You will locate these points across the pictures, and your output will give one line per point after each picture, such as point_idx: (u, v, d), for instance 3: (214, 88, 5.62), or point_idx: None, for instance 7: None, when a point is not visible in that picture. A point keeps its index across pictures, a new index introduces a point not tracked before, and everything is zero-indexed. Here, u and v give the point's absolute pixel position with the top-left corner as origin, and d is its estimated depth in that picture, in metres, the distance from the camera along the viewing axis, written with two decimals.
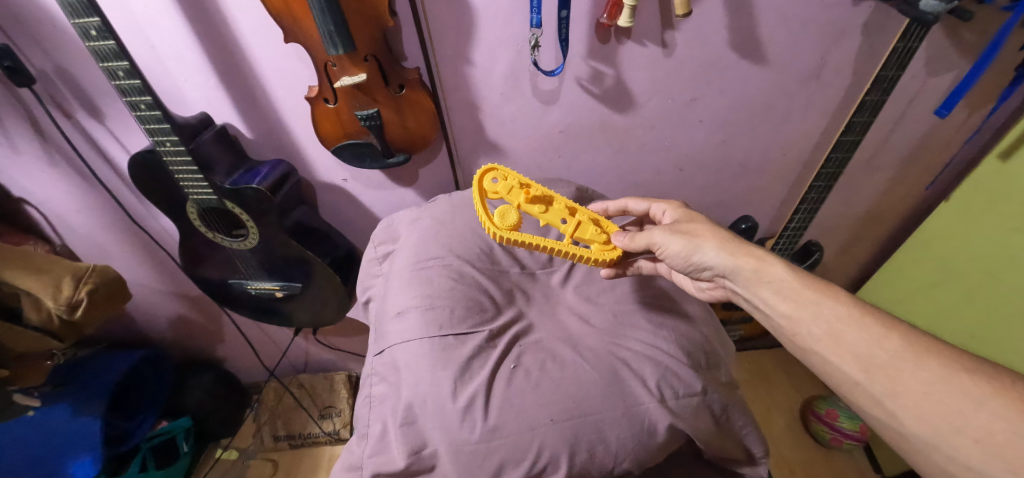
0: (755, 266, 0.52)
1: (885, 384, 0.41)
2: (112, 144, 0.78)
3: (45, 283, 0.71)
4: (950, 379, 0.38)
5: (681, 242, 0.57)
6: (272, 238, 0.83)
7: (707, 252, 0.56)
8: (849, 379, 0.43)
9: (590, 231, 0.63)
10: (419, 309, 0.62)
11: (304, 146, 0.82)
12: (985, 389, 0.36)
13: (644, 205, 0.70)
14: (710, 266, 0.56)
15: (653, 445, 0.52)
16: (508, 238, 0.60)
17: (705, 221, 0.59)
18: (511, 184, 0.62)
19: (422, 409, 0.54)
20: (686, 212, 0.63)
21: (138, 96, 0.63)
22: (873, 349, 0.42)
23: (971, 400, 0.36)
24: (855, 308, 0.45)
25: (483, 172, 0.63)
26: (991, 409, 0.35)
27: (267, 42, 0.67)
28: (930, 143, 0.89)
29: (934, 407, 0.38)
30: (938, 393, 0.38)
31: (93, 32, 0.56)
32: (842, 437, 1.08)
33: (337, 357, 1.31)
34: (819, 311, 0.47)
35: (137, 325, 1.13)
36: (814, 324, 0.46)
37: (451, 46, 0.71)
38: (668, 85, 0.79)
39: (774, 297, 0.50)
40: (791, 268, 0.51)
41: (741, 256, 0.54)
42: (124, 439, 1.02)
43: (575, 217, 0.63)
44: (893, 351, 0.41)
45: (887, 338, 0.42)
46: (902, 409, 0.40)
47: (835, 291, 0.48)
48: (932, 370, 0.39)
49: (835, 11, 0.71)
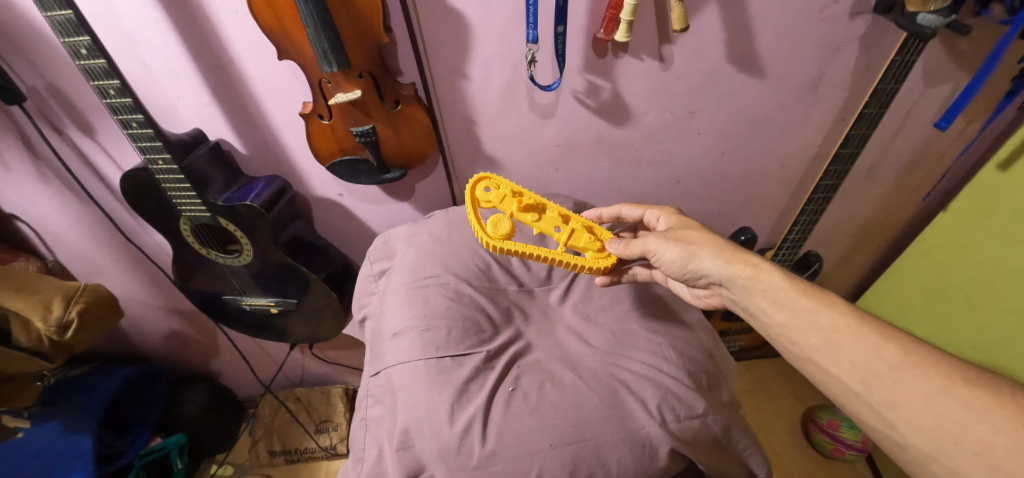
0: (751, 274, 0.51)
1: (884, 395, 0.40)
2: (104, 160, 0.77)
3: (35, 303, 0.70)
4: (950, 389, 0.37)
5: (676, 250, 0.57)
6: (267, 254, 0.82)
7: (703, 259, 0.55)
8: (847, 390, 0.42)
9: (584, 238, 0.62)
10: (415, 330, 0.61)
11: (298, 161, 0.81)
12: (985, 400, 0.35)
13: (638, 211, 0.69)
14: (707, 274, 0.55)
15: (654, 470, 0.51)
16: (501, 247, 0.59)
17: (701, 228, 0.59)
18: (504, 193, 0.62)
19: (419, 433, 0.53)
20: (681, 219, 0.62)
21: (129, 114, 0.62)
22: (871, 359, 0.41)
23: (971, 411, 0.35)
24: (853, 318, 0.44)
25: (475, 181, 0.63)
26: (991, 421, 0.34)
27: (260, 57, 0.66)
28: (928, 154, 0.89)
29: (933, 418, 0.37)
30: (937, 404, 0.37)
31: (83, 51, 0.55)
32: (844, 447, 1.08)
33: (334, 370, 1.29)
34: (817, 320, 0.45)
35: (131, 340, 1.11)
36: (813, 333, 0.45)
37: (447, 61, 0.70)
38: (665, 98, 0.78)
39: (771, 306, 0.49)
40: (789, 276, 0.50)
41: (738, 263, 0.52)
42: (114, 458, 0.99)
43: (568, 225, 0.62)
44: (892, 360, 0.40)
45: (885, 347, 0.41)
46: (902, 420, 0.38)
47: (833, 300, 0.47)
48: (931, 380, 0.38)
49: (833, 25, 0.70)
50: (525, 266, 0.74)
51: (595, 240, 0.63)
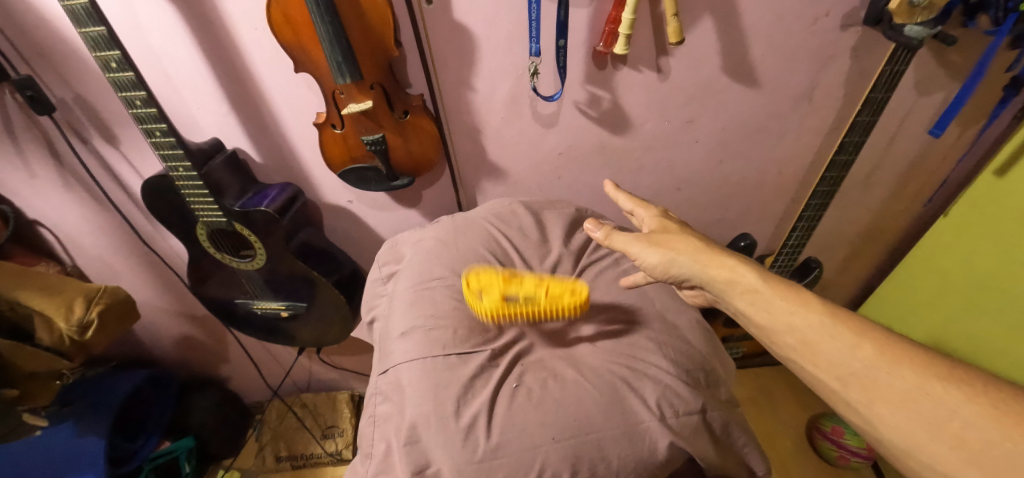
0: (728, 277, 0.52)
1: (860, 393, 0.41)
2: (125, 168, 0.81)
3: (58, 304, 0.73)
4: (923, 386, 0.38)
5: (657, 255, 0.57)
6: (278, 258, 0.85)
7: (682, 264, 0.55)
8: (826, 387, 0.44)
9: (557, 287, 0.66)
10: (422, 329, 0.63)
11: (310, 169, 0.84)
12: (957, 396, 0.37)
13: (628, 205, 0.65)
14: (687, 277, 0.56)
15: (654, 464, 0.52)
16: (496, 314, 0.63)
17: (680, 231, 0.59)
18: (489, 274, 0.67)
19: (426, 428, 0.55)
20: (661, 222, 0.61)
21: (153, 124, 0.66)
22: (846, 358, 0.42)
23: (944, 407, 0.37)
24: (827, 317, 0.45)
25: (465, 277, 0.68)
26: (964, 417, 0.36)
27: (276, 70, 0.70)
28: (924, 161, 0.90)
29: (908, 415, 0.38)
30: (912, 401, 0.38)
31: (113, 64, 0.59)
32: (848, 455, 1.07)
33: (340, 376, 1.31)
34: (793, 321, 0.46)
35: (144, 344, 1.14)
36: (789, 334, 0.46)
37: (453, 73, 0.74)
38: (665, 107, 0.81)
39: (747, 307, 0.50)
40: (763, 275, 0.51)
41: (713, 267, 0.53)
42: (125, 460, 1.01)
43: (543, 280, 0.67)
44: (866, 359, 0.41)
45: (860, 345, 0.42)
46: (877, 416, 0.40)
47: (806, 298, 0.48)
48: (905, 377, 0.39)
49: (824, 37, 0.73)
50: (528, 267, 0.76)
51: (567, 287, 0.67)
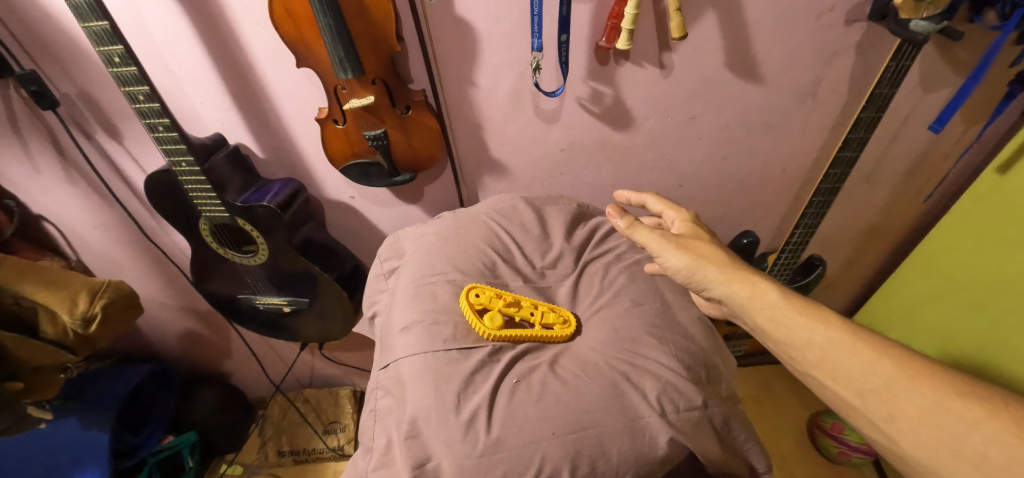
0: (749, 292, 0.51)
1: (881, 409, 0.42)
2: (129, 163, 0.81)
3: (62, 297, 0.74)
4: (944, 402, 0.39)
5: (683, 259, 0.56)
6: (280, 254, 0.85)
7: (707, 274, 0.54)
8: (845, 403, 0.45)
9: (551, 315, 0.67)
10: (423, 324, 0.64)
11: (312, 165, 0.85)
12: (978, 412, 0.38)
13: (660, 206, 0.67)
14: (708, 288, 0.55)
15: (654, 460, 0.52)
16: (497, 336, 0.62)
17: (710, 242, 0.58)
18: (490, 294, 0.66)
19: (426, 423, 0.55)
20: (693, 228, 0.61)
21: (156, 118, 0.66)
22: (865, 374, 0.43)
23: (965, 423, 0.38)
24: (846, 334, 0.45)
25: (466, 291, 0.66)
26: (986, 433, 0.37)
27: (279, 66, 0.70)
28: (929, 158, 0.90)
29: (930, 431, 0.39)
30: (934, 417, 0.39)
31: (116, 58, 0.59)
32: (849, 451, 1.07)
33: (342, 371, 1.32)
34: (811, 337, 0.47)
35: (147, 339, 1.14)
36: (809, 350, 0.46)
37: (455, 68, 0.73)
38: (667, 104, 0.81)
39: (766, 323, 0.50)
40: (784, 292, 0.50)
41: (736, 281, 0.52)
42: (131, 453, 1.04)
43: (539, 305, 0.67)
44: (886, 375, 0.42)
45: (879, 361, 0.43)
46: (900, 434, 0.41)
47: (825, 316, 0.48)
48: (925, 393, 0.40)
49: (829, 33, 0.73)
50: (529, 262, 0.76)
51: (559, 315, 0.67)
